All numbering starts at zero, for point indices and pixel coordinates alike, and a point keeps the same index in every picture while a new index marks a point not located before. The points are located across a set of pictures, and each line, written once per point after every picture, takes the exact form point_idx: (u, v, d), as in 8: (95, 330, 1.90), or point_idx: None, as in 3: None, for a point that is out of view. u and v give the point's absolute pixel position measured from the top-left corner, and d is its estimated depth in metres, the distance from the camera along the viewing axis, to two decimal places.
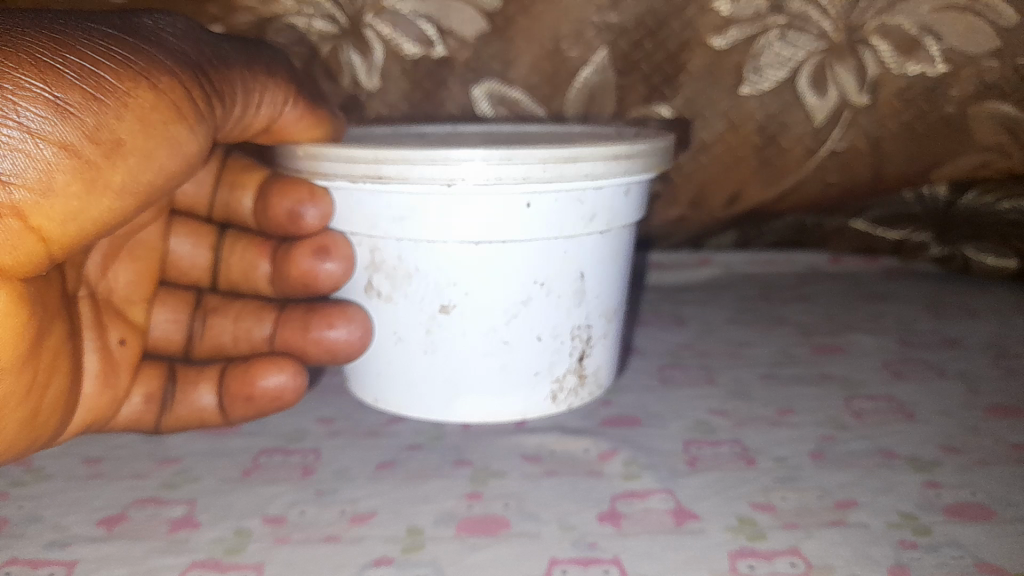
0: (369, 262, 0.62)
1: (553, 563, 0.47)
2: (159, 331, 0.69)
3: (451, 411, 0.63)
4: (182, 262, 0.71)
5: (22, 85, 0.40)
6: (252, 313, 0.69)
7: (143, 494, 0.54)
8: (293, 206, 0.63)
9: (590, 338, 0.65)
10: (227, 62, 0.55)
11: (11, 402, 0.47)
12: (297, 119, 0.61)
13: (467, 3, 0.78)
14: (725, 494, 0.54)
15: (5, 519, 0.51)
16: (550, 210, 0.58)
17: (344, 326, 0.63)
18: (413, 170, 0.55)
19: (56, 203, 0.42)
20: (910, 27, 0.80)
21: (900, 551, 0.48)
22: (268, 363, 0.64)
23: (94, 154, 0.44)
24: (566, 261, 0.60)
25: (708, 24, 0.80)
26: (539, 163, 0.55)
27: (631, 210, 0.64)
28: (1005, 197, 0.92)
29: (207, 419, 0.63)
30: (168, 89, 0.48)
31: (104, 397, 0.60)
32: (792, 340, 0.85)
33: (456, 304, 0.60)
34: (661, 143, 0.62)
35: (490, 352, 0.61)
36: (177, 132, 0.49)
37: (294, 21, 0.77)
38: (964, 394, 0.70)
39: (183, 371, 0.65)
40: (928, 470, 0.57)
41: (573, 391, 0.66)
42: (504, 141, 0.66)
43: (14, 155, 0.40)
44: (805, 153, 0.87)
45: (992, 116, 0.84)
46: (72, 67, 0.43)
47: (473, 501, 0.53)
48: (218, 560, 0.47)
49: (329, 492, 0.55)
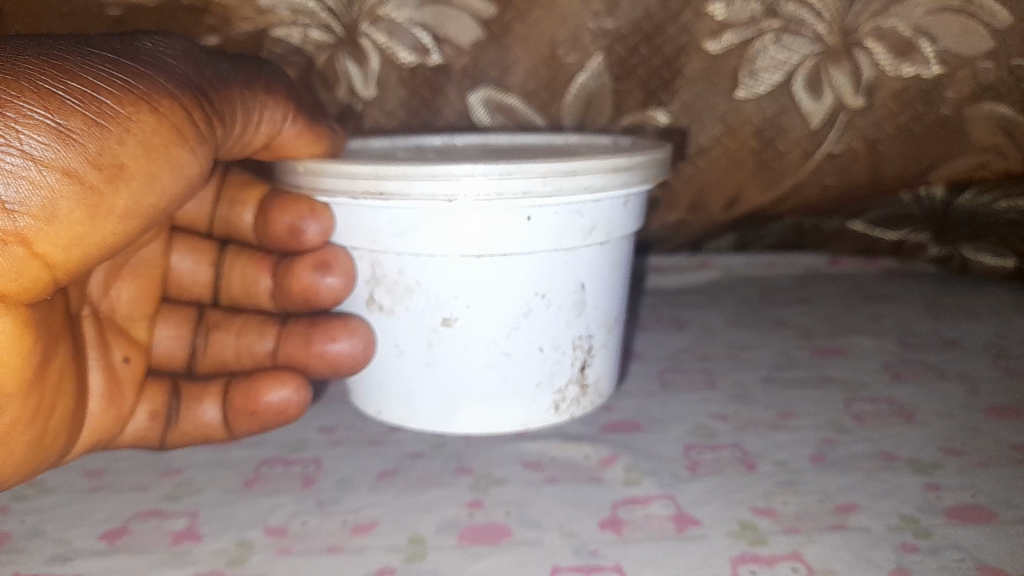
0: (370, 275, 0.62)
1: (555, 571, 0.47)
2: (161, 347, 0.68)
3: (453, 424, 0.63)
4: (184, 278, 0.71)
5: (24, 113, 0.41)
6: (254, 328, 0.69)
7: (145, 506, 0.55)
8: (293, 222, 0.63)
9: (591, 348, 0.65)
10: (227, 83, 0.56)
11: (13, 432, 0.47)
12: (297, 135, 0.61)
13: (463, 11, 0.78)
14: (725, 499, 0.55)
15: (6, 534, 0.51)
16: (550, 223, 0.58)
17: (346, 340, 0.63)
18: (413, 186, 0.55)
19: (60, 229, 0.42)
20: (905, 29, 0.81)
21: (901, 555, 0.48)
22: (270, 378, 0.64)
23: (97, 179, 0.44)
24: (566, 273, 0.61)
25: (704, 29, 0.80)
26: (539, 177, 0.55)
27: (630, 220, 0.64)
28: (1002, 197, 0.93)
29: (212, 433, 0.63)
30: (169, 112, 0.48)
31: (110, 416, 0.60)
32: (792, 342, 0.85)
33: (457, 317, 0.60)
34: (659, 155, 0.62)
35: (491, 364, 0.61)
36: (179, 155, 0.49)
37: (290, 31, 0.77)
38: (964, 394, 0.70)
39: (187, 388, 0.65)
40: (929, 472, 0.58)
41: (574, 402, 0.66)
42: (503, 154, 0.67)
43: (17, 182, 0.40)
44: (802, 156, 0.87)
45: (988, 117, 0.85)
46: (72, 93, 0.43)
47: (475, 509, 0.54)
48: (220, 572, 0.47)
49: (331, 502, 0.55)
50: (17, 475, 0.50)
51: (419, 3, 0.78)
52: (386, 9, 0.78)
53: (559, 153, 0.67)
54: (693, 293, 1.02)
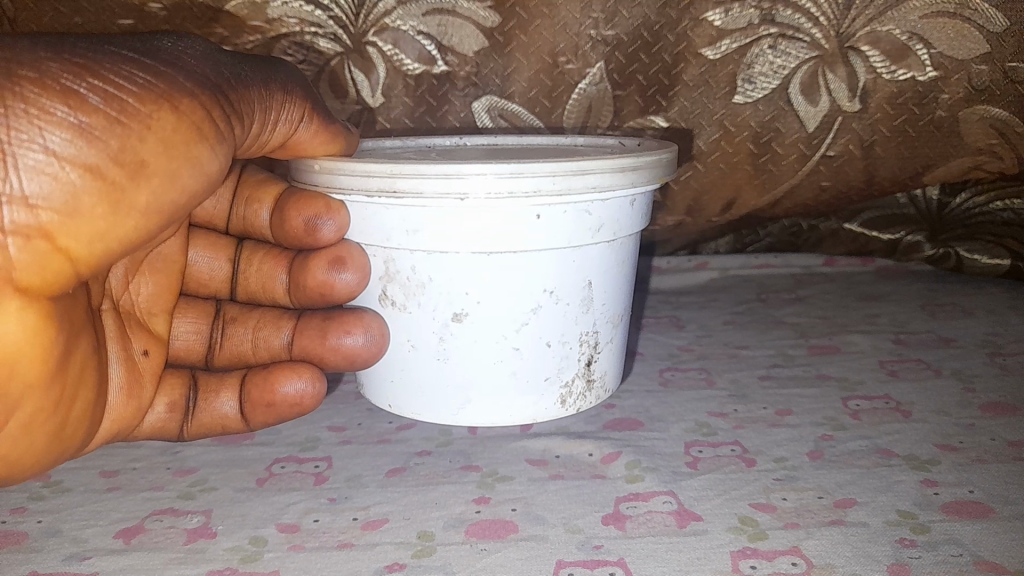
0: (383, 272, 0.64)
1: (560, 566, 0.48)
2: (180, 341, 0.70)
3: (464, 416, 0.65)
4: (202, 274, 0.73)
5: (48, 110, 0.42)
6: (271, 322, 0.71)
7: (161, 504, 0.56)
8: (310, 219, 0.64)
9: (597, 344, 0.67)
10: (247, 79, 0.56)
11: (36, 420, 0.49)
12: (312, 135, 0.61)
13: (467, 19, 0.80)
14: (726, 495, 0.56)
15: (24, 533, 0.53)
16: (559, 221, 0.59)
17: (361, 333, 0.65)
18: (426, 185, 0.57)
19: (82, 224, 0.45)
20: (900, 34, 0.82)
21: (899, 550, 0.49)
22: (286, 369, 0.66)
23: (118, 176, 0.46)
24: (575, 270, 0.62)
25: (702, 35, 0.82)
26: (549, 176, 0.56)
27: (636, 219, 0.65)
28: (997, 197, 0.96)
29: (228, 424, 0.66)
30: (188, 110, 0.49)
31: (128, 407, 0.61)
32: (790, 341, 0.86)
33: (468, 312, 0.61)
34: (664, 156, 0.63)
35: (501, 359, 0.63)
36: (198, 153, 0.50)
37: (298, 41, 0.79)
38: (961, 392, 0.72)
39: (204, 380, 0.67)
40: (925, 469, 0.59)
41: (581, 395, 0.68)
42: (509, 155, 0.68)
43: (42, 179, 0.42)
44: (800, 159, 0.88)
45: (983, 118, 0.86)
46: (95, 91, 0.44)
47: (482, 505, 0.55)
48: (235, 568, 0.48)
49: (342, 499, 0.56)
50: (34, 466, 0.51)
51: (423, 12, 0.80)
52: (391, 19, 0.79)
53: (566, 153, 0.69)
54: (692, 292, 1.04)
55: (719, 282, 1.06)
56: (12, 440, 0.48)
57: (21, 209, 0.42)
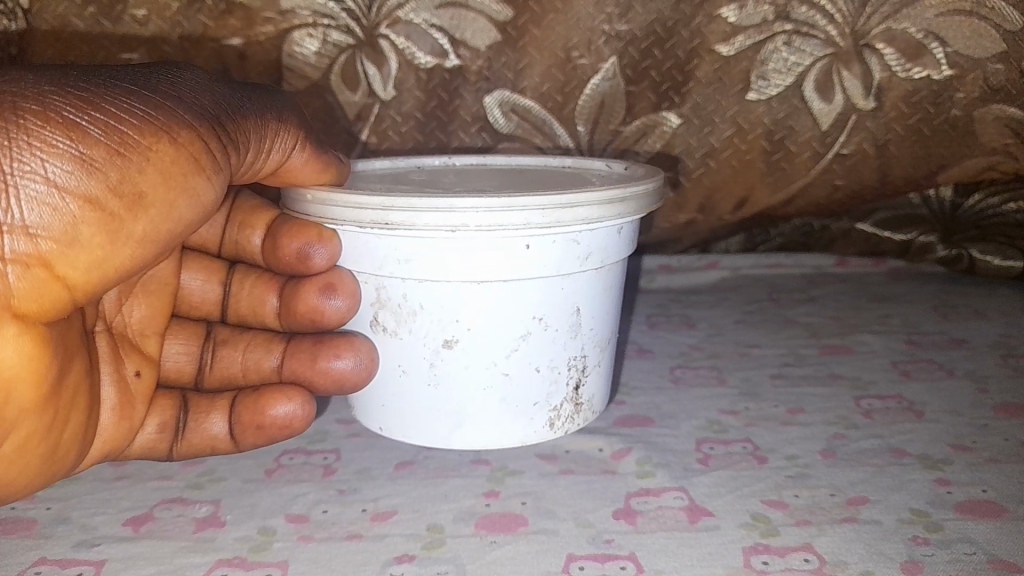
0: (374, 299, 0.62)
1: (570, 560, 0.48)
2: (170, 362, 0.68)
3: (452, 440, 0.62)
4: (193, 296, 0.71)
5: (50, 141, 0.42)
6: (261, 344, 0.69)
7: (170, 494, 0.56)
8: (303, 246, 0.63)
9: (586, 368, 0.64)
10: (244, 109, 0.55)
11: (29, 444, 0.48)
12: (305, 163, 0.60)
13: (479, 13, 0.80)
14: (738, 492, 0.56)
15: (34, 520, 0.53)
16: (548, 252, 0.57)
17: (351, 357, 0.63)
18: (420, 219, 0.55)
19: (80, 253, 0.44)
20: (916, 32, 0.82)
21: (913, 547, 0.49)
22: (277, 393, 0.63)
23: (116, 207, 0.45)
24: (563, 297, 0.60)
25: (716, 31, 0.81)
26: (538, 209, 0.55)
27: (624, 246, 0.63)
28: (1010, 199, 0.93)
29: (218, 446, 0.62)
30: (187, 142, 0.48)
31: (120, 429, 0.59)
32: (802, 341, 0.86)
33: (459, 338, 0.59)
34: (650, 185, 0.62)
35: (490, 385, 0.60)
36: (196, 183, 0.49)
37: (310, 33, 0.79)
38: (974, 393, 0.71)
39: (195, 401, 0.64)
40: (938, 468, 0.58)
41: (569, 418, 0.64)
42: (506, 180, 0.67)
43: (42, 210, 0.42)
44: (814, 157, 0.87)
45: (998, 118, 0.86)
46: (97, 123, 0.44)
47: (491, 499, 0.55)
48: (243, 558, 0.48)
49: (350, 491, 0.56)
50: (25, 489, 0.50)
51: (436, 6, 0.80)
52: (404, 12, 0.79)
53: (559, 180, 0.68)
54: (703, 292, 1.03)
55: (729, 282, 1.06)
56: (5, 463, 0.47)
57: (20, 238, 0.41)
